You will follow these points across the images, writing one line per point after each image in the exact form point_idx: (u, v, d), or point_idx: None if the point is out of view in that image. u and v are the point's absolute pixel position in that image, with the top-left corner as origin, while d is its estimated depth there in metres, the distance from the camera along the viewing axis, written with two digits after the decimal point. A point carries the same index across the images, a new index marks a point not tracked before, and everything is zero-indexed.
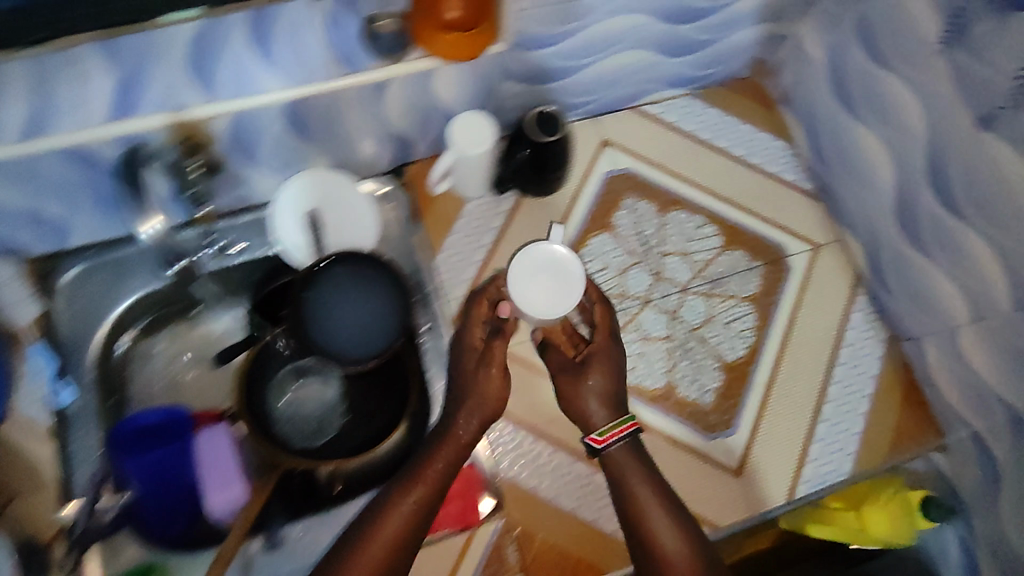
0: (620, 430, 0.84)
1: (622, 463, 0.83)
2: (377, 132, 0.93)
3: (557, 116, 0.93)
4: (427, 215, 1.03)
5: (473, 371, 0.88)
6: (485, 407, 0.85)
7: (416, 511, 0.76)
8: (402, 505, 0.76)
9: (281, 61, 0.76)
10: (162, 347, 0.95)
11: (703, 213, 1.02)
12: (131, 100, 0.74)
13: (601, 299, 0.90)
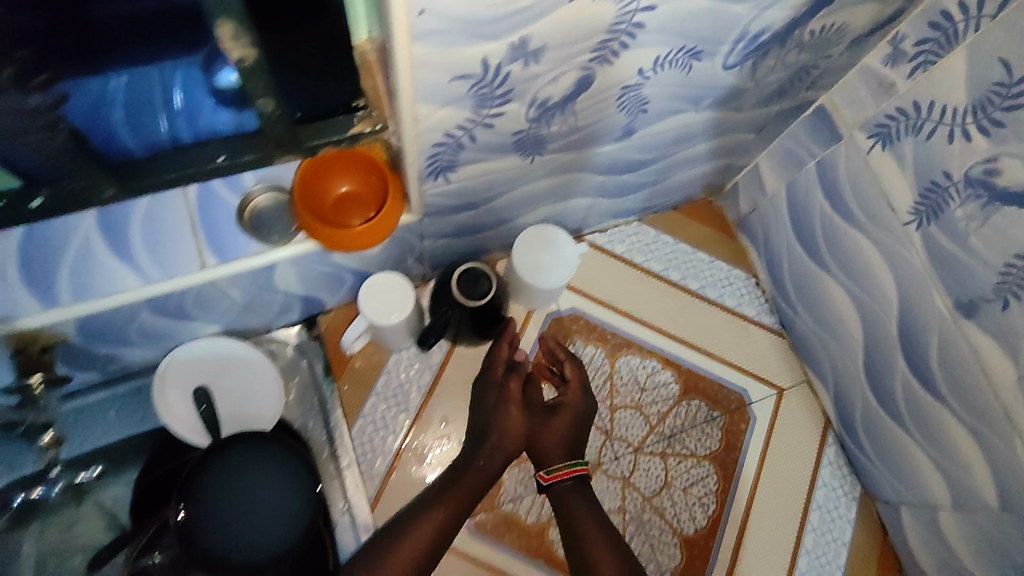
0: (566, 472, 0.77)
1: (567, 496, 0.77)
2: (278, 298, 0.77)
3: (483, 271, 0.79)
4: (343, 374, 0.86)
5: (492, 408, 0.79)
6: (507, 444, 0.76)
7: (426, 552, 0.71)
8: (405, 547, 0.71)
9: (139, 258, 0.62)
10: (30, 547, 0.78)
11: (656, 355, 0.92)
12: None
13: (566, 354, 0.86)
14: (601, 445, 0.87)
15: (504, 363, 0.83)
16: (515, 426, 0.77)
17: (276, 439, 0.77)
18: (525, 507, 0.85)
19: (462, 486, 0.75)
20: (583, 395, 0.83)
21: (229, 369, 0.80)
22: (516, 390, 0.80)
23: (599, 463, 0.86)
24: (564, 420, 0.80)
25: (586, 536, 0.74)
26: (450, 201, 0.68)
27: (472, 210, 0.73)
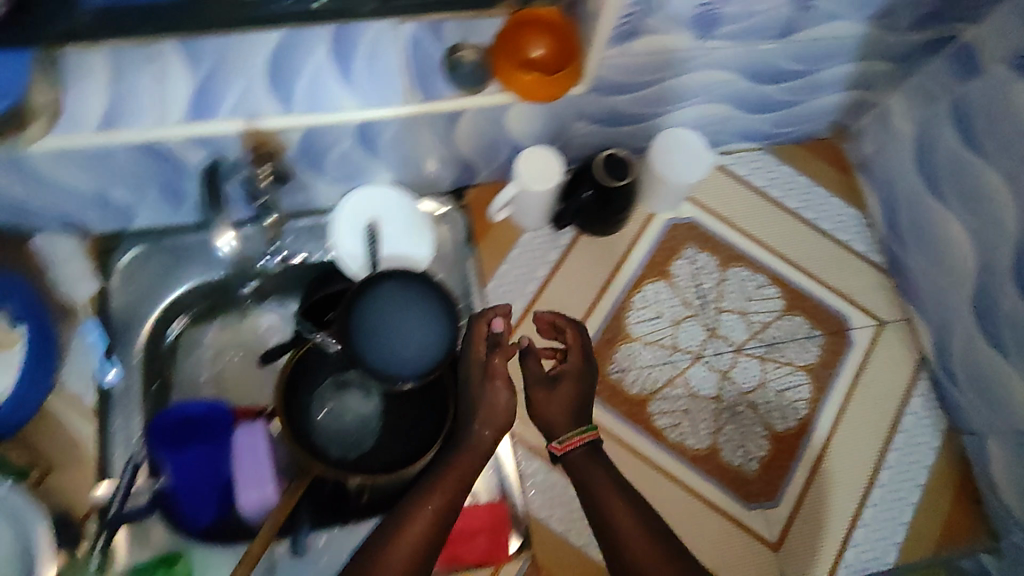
0: (575, 441, 0.78)
1: (580, 465, 0.78)
2: (444, 157, 0.87)
3: (625, 159, 0.86)
4: (483, 240, 0.96)
5: (478, 386, 0.79)
6: (497, 418, 0.78)
7: (434, 528, 0.71)
8: (416, 522, 0.71)
9: (361, 83, 0.73)
10: (210, 339, 0.92)
11: (764, 271, 0.98)
12: (209, 101, 0.70)
13: (564, 320, 0.85)
14: (705, 341, 0.93)
15: (483, 339, 0.82)
16: (505, 401, 0.78)
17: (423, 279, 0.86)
18: (631, 377, 0.90)
19: (461, 466, 0.76)
20: (586, 360, 0.83)
21: (391, 218, 0.91)
22: (502, 367, 0.80)
23: (701, 354, 0.92)
24: (571, 388, 0.81)
25: (614, 513, 0.74)
26: (618, 79, 0.76)
27: (630, 94, 0.79)
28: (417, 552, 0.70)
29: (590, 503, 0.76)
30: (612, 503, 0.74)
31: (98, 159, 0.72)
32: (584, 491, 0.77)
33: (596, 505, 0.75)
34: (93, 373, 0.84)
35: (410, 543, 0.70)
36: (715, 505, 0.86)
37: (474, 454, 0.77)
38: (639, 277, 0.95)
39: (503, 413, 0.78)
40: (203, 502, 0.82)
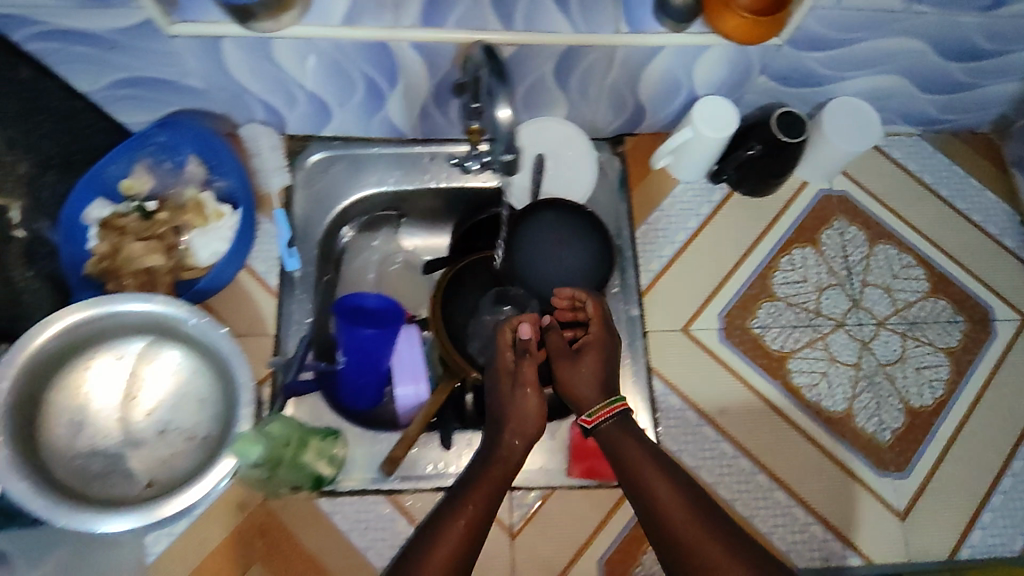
0: (607, 410, 0.76)
1: (617, 440, 0.76)
2: (622, 99, 0.91)
3: (800, 117, 0.89)
4: (637, 187, 0.99)
5: (508, 395, 0.76)
6: (528, 424, 0.75)
7: (471, 538, 0.69)
8: (451, 534, 0.68)
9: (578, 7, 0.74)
10: (378, 244, 1.03)
11: (912, 252, 0.99)
12: (440, 13, 0.74)
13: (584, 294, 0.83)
14: (848, 310, 0.95)
15: (509, 346, 0.79)
16: (535, 407, 0.75)
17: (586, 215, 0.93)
18: (773, 335, 0.93)
19: (487, 477, 0.73)
20: (607, 328, 0.82)
21: (555, 151, 0.94)
22: (530, 371, 0.77)
23: (843, 322, 0.94)
24: (595, 363, 0.79)
25: (657, 496, 0.71)
26: (819, 32, 0.79)
27: (822, 52, 0.83)
28: (460, 552, 0.68)
29: (628, 483, 0.74)
30: (657, 489, 0.72)
31: (325, 53, 0.78)
32: (625, 477, 0.74)
33: (635, 484, 0.73)
34: (277, 255, 0.93)
35: (450, 554, 0.67)
36: (844, 466, 0.88)
37: (502, 466, 0.74)
38: (789, 240, 0.97)
39: (536, 416, 0.75)
40: (360, 392, 0.89)
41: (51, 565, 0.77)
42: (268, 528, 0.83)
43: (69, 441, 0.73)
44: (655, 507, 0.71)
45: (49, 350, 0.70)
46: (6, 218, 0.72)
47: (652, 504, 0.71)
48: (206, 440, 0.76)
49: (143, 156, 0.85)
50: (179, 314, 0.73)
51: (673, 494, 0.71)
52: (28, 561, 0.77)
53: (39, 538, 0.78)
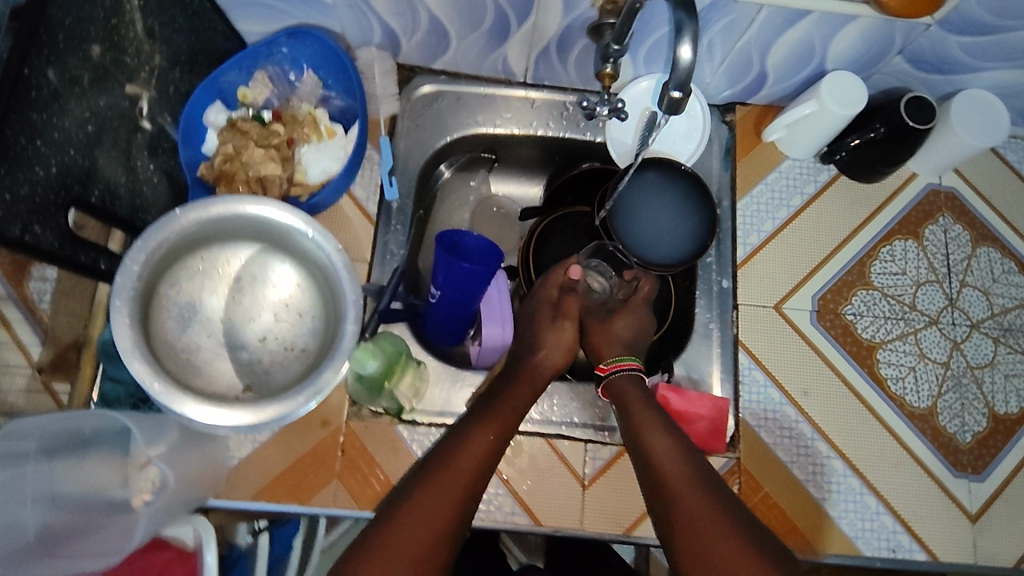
0: (620, 365, 0.84)
1: (627, 393, 0.81)
2: (747, 65, 0.89)
3: (930, 104, 0.86)
4: (744, 158, 0.97)
5: (548, 324, 0.89)
6: (557, 352, 0.88)
7: (488, 460, 0.73)
8: (468, 454, 0.72)
9: None
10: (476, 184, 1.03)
11: (1014, 258, 0.96)
12: None
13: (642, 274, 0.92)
14: (943, 309, 0.93)
15: (557, 283, 0.91)
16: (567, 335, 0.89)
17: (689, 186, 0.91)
18: (864, 323, 0.91)
19: (508, 408, 0.78)
20: (647, 304, 0.92)
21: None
22: (572, 308, 0.90)
23: (937, 320, 0.92)
24: (629, 321, 0.91)
25: (653, 448, 0.74)
26: (975, 14, 0.76)
27: (969, 36, 0.80)
28: (463, 475, 0.71)
29: (631, 440, 0.77)
30: (653, 440, 0.75)
31: None
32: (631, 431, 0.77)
33: (636, 439, 0.76)
34: (378, 181, 0.92)
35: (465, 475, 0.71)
36: (922, 463, 0.87)
37: (530, 383, 0.83)
38: (892, 231, 0.95)
39: (565, 348, 0.88)
40: (447, 329, 0.90)
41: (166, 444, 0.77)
42: (348, 447, 0.83)
43: (177, 334, 0.74)
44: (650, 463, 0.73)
45: (171, 242, 0.70)
46: (137, 107, 0.74)
47: (649, 456, 0.74)
48: (304, 352, 0.78)
49: (266, 65, 0.84)
50: (296, 226, 0.73)
51: (668, 446, 0.74)
52: (146, 439, 0.76)
53: (147, 422, 0.77)
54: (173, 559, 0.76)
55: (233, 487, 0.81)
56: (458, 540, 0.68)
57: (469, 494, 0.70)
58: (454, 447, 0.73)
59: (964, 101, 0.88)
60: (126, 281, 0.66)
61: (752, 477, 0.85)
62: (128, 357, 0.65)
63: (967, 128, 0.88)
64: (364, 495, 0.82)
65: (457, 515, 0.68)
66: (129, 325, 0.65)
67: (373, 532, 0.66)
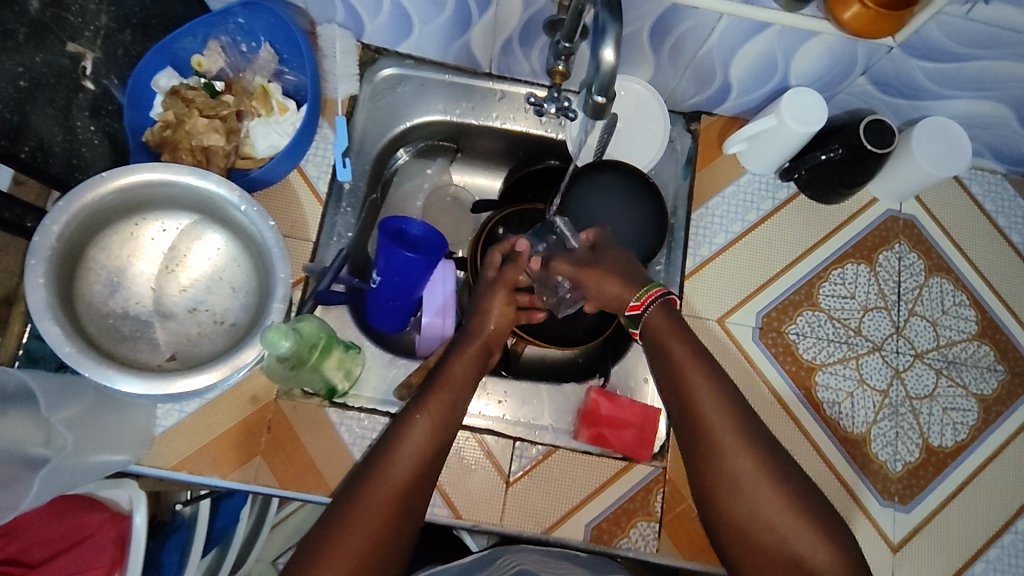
0: (650, 296, 0.77)
1: (657, 324, 0.77)
2: (710, 74, 0.88)
3: (891, 129, 0.85)
4: (703, 169, 0.96)
5: (489, 297, 0.82)
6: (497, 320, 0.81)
7: (427, 449, 0.70)
8: (408, 445, 0.69)
9: None
10: (433, 174, 1.02)
11: (967, 291, 0.95)
12: None
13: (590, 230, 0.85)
14: (888, 336, 0.92)
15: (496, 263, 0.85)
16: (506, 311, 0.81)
17: (643, 193, 0.91)
18: (806, 344, 0.91)
19: (448, 387, 0.75)
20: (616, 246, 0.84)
21: (627, 114, 0.92)
22: (516, 276, 0.82)
23: (880, 347, 0.91)
24: (613, 259, 0.81)
25: (699, 404, 0.71)
26: (936, 41, 0.74)
27: (931, 63, 0.78)
28: (413, 465, 0.69)
29: (668, 378, 0.74)
30: (699, 395, 0.72)
31: None
32: (669, 375, 0.74)
33: (675, 381, 0.73)
34: (331, 163, 0.91)
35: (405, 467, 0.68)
36: (850, 488, 0.87)
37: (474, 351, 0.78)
38: (845, 253, 0.94)
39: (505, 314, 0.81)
40: (387, 315, 0.89)
41: (73, 410, 0.75)
42: (274, 425, 0.83)
43: (103, 299, 0.73)
44: (691, 416, 0.72)
45: (99, 205, 0.69)
46: (79, 66, 0.73)
47: (693, 408, 0.72)
48: (234, 326, 0.77)
49: (220, 34, 0.83)
50: (230, 198, 0.72)
51: (716, 404, 0.71)
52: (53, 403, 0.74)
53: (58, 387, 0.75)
54: (105, 520, 0.82)
55: (156, 455, 0.81)
56: (405, 531, 0.67)
57: (411, 486, 0.68)
58: (396, 435, 0.71)
59: (927, 127, 0.87)
60: (45, 239, 0.66)
61: (678, 488, 0.84)
62: (41, 316, 0.64)
63: (927, 156, 0.87)
64: (286, 473, 0.82)
65: (401, 508, 0.67)
66: (43, 285, 0.65)
67: (328, 521, 0.66)
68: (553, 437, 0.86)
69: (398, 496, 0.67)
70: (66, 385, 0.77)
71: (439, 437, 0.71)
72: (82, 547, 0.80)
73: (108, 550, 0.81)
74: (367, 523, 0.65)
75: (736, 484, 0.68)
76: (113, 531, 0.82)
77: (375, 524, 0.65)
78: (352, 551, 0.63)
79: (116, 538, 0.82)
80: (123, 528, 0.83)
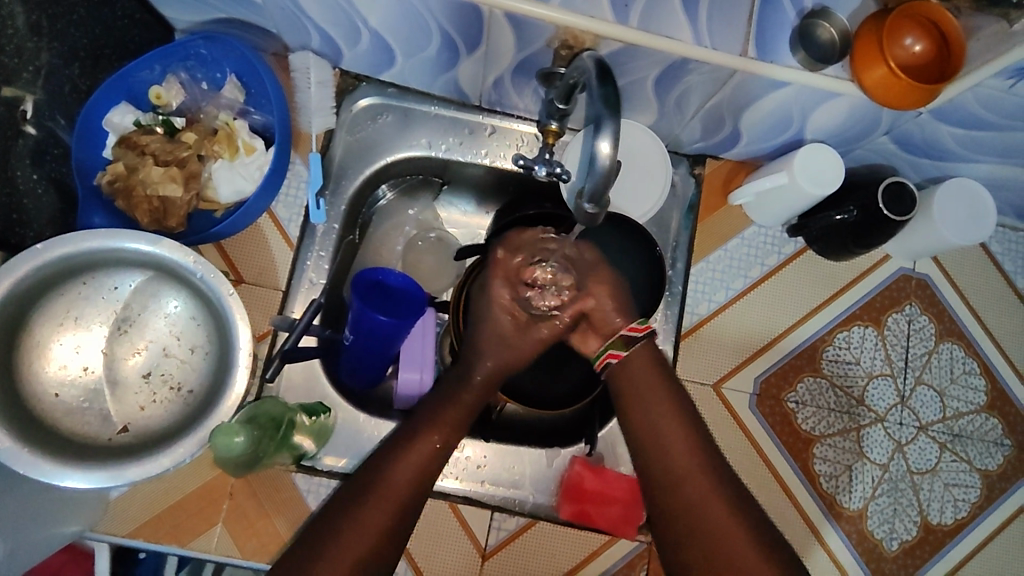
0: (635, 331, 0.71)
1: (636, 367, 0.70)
2: (718, 123, 0.80)
3: (911, 193, 0.79)
4: (705, 220, 0.89)
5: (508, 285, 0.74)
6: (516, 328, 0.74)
7: (448, 445, 0.67)
8: (419, 447, 0.65)
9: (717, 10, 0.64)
10: (416, 212, 0.95)
11: (978, 358, 0.89)
12: None
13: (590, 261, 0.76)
14: (892, 406, 0.87)
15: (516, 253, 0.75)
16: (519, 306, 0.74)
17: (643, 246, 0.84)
18: (804, 415, 0.86)
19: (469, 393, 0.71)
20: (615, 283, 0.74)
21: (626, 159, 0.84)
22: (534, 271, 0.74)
23: (883, 419, 0.87)
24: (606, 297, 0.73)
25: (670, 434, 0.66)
26: (968, 107, 0.68)
27: (960, 128, 0.72)
28: (423, 468, 0.64)
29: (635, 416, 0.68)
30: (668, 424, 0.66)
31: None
32: (636, 403, 0.69)
33: (640, 422, 0.68)
34: (303, 204, 0.85)
35: (425, 458, 0.65)
36: (842, 567, 0.83)
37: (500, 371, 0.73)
38: (852, 315, 0.88)
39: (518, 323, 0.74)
40: (361, 370, 0.83)
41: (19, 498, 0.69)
42: (237, 492, 0.78)
43: (45, 370, 0.67)
44: (655, 456, 0.66)
45: (36, 273, 0.63)
46: (18, 111, 0.66)
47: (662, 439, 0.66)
48: (191, 394, 0.71)
49: (178, 68, 0.76)
50: (184, 264, 0.66)
51: (681, 436, 0.66)
52: None
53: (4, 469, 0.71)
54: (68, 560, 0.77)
55: (111, 521, 0.76)
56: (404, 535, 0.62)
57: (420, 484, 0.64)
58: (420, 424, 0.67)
59: (949, 188, 0.80)
60: None
61: (663, 565, 0.81)
62: None
63: (949, 221, 0.80)
64: (248, 543, 0.78)
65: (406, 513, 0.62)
66: None
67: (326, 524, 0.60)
68: (534, 508, 0.82)
69: (416, 483, 0.64)
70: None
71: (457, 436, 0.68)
72: None
73: None
74: (372, 521, 0.60)
75: (703, 527, 0.61)
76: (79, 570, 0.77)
77: (386, 517, 0.61)
78: (356, 547, 0.59)
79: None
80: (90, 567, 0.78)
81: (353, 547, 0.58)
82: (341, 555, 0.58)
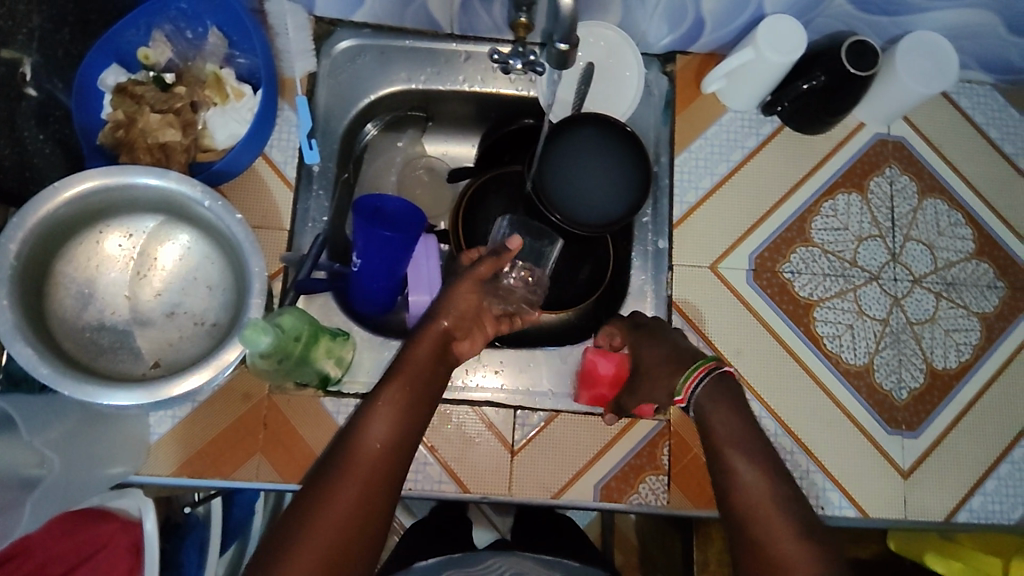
0: (724, 363, 0.71)
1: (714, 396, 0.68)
2: (681, 12, 0.84)
3: (873, 49, 0.81)
4: (683, 111, 0.92)
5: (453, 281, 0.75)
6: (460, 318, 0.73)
7: (395, 435, 0.63)
8: (376, 423, 0.63)
9: None
10: (404, 145, 0.99)
11: (962, 209, 0.92)
12: None
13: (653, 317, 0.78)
14: (884, 264, 0.90)
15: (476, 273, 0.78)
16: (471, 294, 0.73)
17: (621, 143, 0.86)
18: (801, 282, 0.89)
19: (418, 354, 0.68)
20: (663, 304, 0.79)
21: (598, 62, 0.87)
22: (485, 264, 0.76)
23: (878, 276, 0.90)
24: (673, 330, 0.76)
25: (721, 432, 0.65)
26: None
27: None
28: (388, 439, 0.63)
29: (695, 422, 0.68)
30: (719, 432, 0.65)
31: None
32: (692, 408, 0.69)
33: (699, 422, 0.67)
34: (296, 146, 0.88)
35: (372, 456, 0.62)
36: (856, 420, 0.86)
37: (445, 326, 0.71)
38: (835, 183, 0.92)
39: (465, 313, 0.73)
40: (370, 298, 0.86)
41: (57, 432, 0.74)
42: (271, 421, 0.82)
43: (77, 312, 0.72)
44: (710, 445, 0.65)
45: (53, 217, 0.67)
46: (18, 73, 0.70)
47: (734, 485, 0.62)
48: (215, 326, 0.75)
49: (162, 22, 0.79)
50: (191, 195, 0.69)
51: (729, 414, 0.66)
52: (33, 426, 0.73)
53: (40, 411, 0.74)
54: (117, 530, 0.78)
55: (154, 463, 0.80)
56: (381, 515, 0.61)
57: (388, 458, 0.62)
58: (358, 417, 0.64)
59: (908, 40, 0.83)
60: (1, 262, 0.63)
61: (683, 439, 0.85)
62: (7, 336, 0.62)
63: (911, 71, 0.83)
64: (287, 467, 0.82)
65: (375, 491, 0.61)
66: (7, 306, 0.63)
67: (284, 527, 0.59)
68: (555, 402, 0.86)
69: (368, 478, 0.61)
70: (49, 409, 0.75)
71: (410, 415, 0.65)
72: (95, 560, 0.77)
73: (123, 559, 0.78)
74: (334, 512, 0.59)
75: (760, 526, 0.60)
76: (126, 540, 0.78)
77: (351, 499, 0.59)
78: (318, 544, 0.57)
79: (130, 547, 0.78)
80: (137, 536, 0.79)
81: (310, 549, 0.57)
82: (303, 553, 0.57)
